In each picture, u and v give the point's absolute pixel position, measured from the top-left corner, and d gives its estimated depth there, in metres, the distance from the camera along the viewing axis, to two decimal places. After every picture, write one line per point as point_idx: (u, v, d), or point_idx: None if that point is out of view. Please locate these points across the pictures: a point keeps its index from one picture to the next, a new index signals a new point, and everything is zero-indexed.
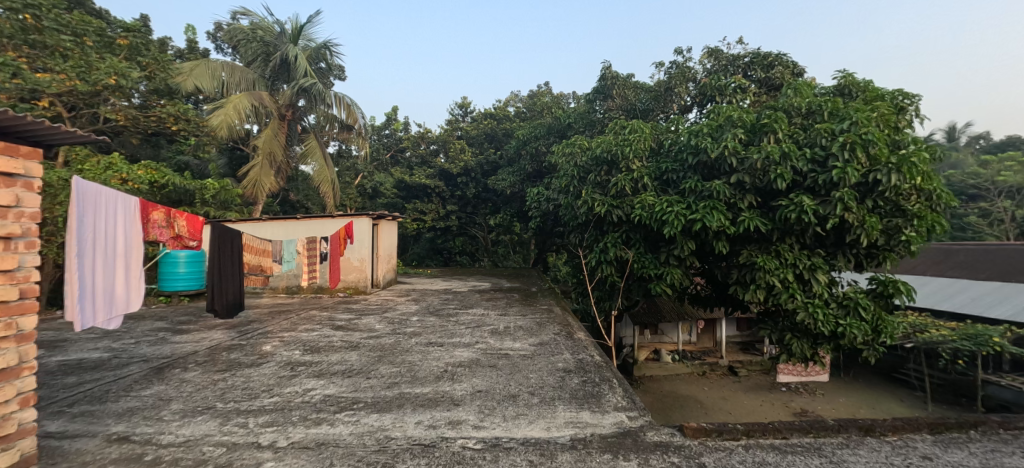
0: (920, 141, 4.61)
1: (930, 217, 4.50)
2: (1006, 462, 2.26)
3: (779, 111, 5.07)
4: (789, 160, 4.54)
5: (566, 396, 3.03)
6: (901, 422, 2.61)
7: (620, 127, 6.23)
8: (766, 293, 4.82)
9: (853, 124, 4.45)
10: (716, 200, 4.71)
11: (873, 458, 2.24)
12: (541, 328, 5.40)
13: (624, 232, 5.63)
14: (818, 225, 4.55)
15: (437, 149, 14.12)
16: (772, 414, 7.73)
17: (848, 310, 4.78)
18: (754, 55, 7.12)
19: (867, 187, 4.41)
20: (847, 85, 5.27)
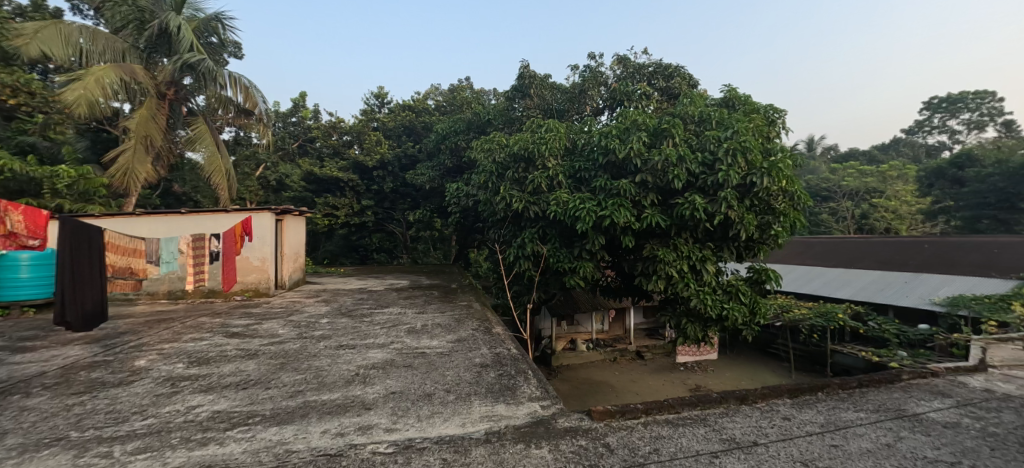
0: (786, 150, 5.37)
1: (793, 215, 5.28)
2: (843, 416, 2.73)
3: (677, 118, 5.59)
4: (684, 162, 5.03)
5: (482, 391, 3.06)
6: (768, 390, 3.03)
7: (538, 126, 6.40)
8: (665, 283, 5.28)
9: (735, 133, 5.05)
10: (623, 197, 5.05)
11: (747, 423, 2.57)
12: (460, 324, 5.38)
13: (541, 228, 5.82)
14: (708, 222, 5.09)
15: (352, 140, 13.36)
16: (672, 392, 8.54)
17: (731, 295, 5.44)
18: (657, 65, 7.76)
19: (746, 188, 5.04)
20: (732, 98, 5.97)
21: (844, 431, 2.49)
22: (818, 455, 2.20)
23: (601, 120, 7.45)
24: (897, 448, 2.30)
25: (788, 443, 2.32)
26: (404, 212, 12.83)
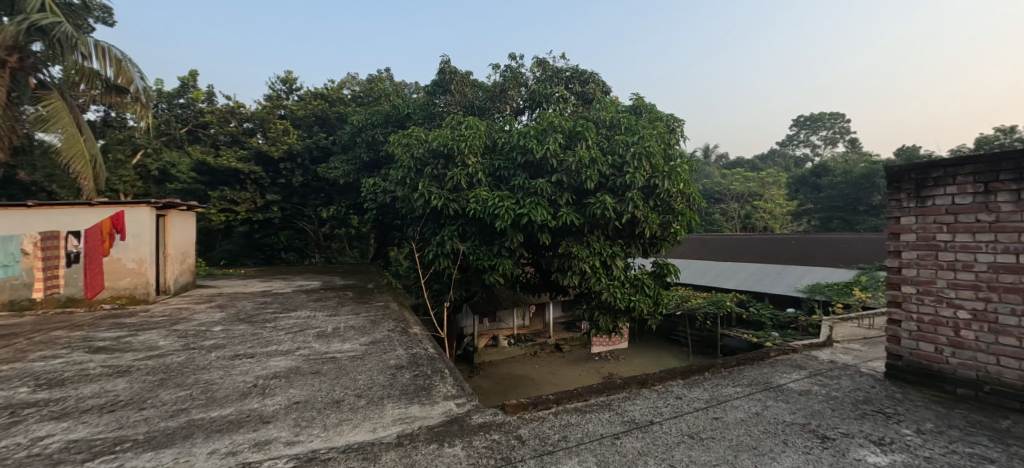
0: (684, 156, 5.93)
1: (689, 214, 5.87)
2: (725, 391, 3.11)
3: (590, 122, 5.89)
4: (596, 164, 5.34)
5: (395, 394, 2.97)
6: (664, 373, 3.34)
7: (457, 123, 6.31)
8: (579, 278, 5.54)
9: (641, 139, 5.47)
10: (540, 196, 5.21)
11: (645, 405, 2.81)
12: (375, 326, 5.17)
13: (460, 226, 5.78)
14: (617, 220, 5.45)
15: (253, 128, 12.12)
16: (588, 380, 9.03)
17: (637, 288, 5.89)
18: (574, 70, 8.11)
19: (650, 190, 5.48)
20: (639, 106, 6.44)
21: (724, 404, 2.85)
22: (702, 427, 2.48)
23: (521, 121, 7.61)
24: (764, 415, 2.68)
25: (678, 419, 2.59)
26: (315, 207, 11.97)
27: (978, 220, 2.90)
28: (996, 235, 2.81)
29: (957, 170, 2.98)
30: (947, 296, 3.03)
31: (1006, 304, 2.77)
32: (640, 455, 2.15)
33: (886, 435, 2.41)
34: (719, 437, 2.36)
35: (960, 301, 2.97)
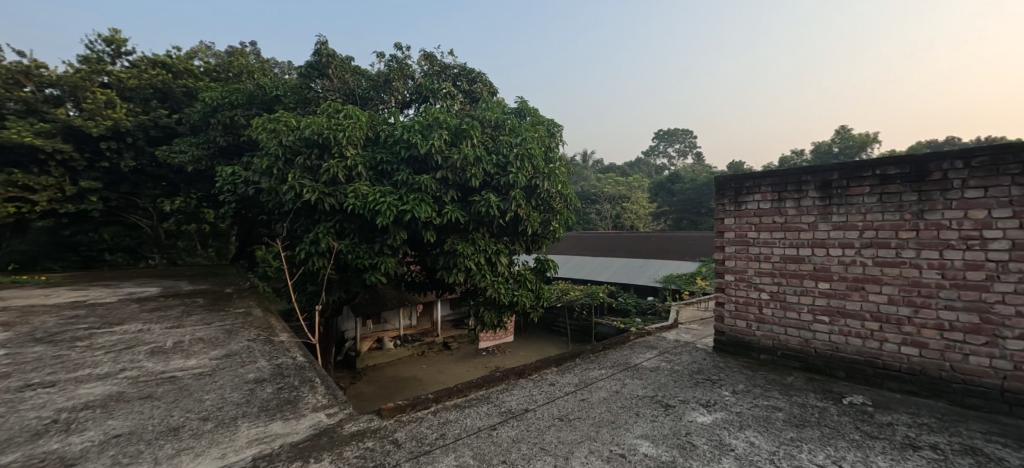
0: (563, 159, 6.34)
1: (566, 213, 6.30)
2: (592, 374, 3.43)
3: (476, 121, 5.92)
4: (480, 163, 5.42)
5: (253, 412, 2.63)
6: (539, 362, 3.55)
7: (334, 110, 5.80)
8: (465, 276, 5.54)
9: (524, 140, 5.70)
10: (424, 193, 5.09)
11: (521, 394, 2.96)
12: (232, 336, 4.52)
13: (337, 222, 5.35)
14: (501, 218, 5.60)
15: (61, 95, 9.50)
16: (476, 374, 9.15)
17: (520, 283, 6.11)
18: (462, 68, 8.04)
19: (531, 190, 5.75)
20: (524, 109, 6.68)
21: (590, 385, 3.14)
22: (571, 409, 2.71)
23: (406, 114, 7.32)
24: (622, 392, 3.03)
25: (550, 404, 2.78)
26: (152, 199, 9.99)
27: (774, 222, 3.67)
28: (785, 233, 3.59)
29: (761, 181, 3.74)
30: (754, 282, 3.79)
31: (791, 286, 3.57)
32: (514, 442, 2.26)
33: (710, 398, 2.92)
34: (584, 416, 2.60)
35: (762, 286, 3.74)
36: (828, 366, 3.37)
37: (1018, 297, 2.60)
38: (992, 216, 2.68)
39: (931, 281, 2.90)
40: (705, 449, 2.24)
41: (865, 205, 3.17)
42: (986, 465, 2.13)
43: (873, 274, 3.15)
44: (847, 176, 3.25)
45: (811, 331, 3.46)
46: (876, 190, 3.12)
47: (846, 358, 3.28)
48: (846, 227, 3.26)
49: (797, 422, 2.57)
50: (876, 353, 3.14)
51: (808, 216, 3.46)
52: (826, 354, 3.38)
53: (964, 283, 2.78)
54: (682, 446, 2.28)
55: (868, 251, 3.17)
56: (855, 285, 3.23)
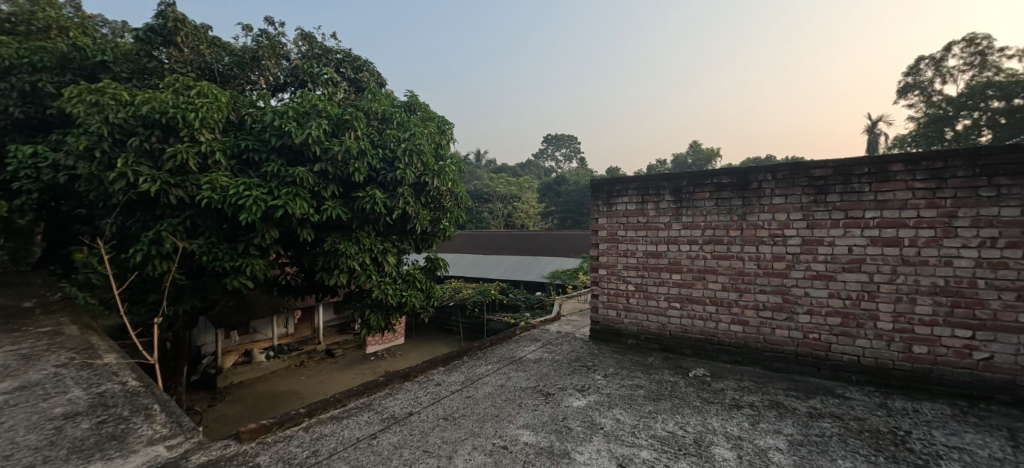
0: (454, 157, 6.26)
1: (457, 212, 6.22)
2: (478, 370, 3.49)
3: (360, 111, 5.47)
4: (365, 157, 5.07)
5: (58, 457, 2.12)
6: (426, 363, 3.50)
7: (184, 86, 4.76)
8: (348, 276, 5.11)
9: (412, 136, 5.48)
10: (299, 187, 4.59)
11: (406, 397, 2.88)
12: (31, 362, 3.57)
13: (187, 218, 4.52)
14: (388, 216, 5.32)
15: None
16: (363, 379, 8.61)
17: (410, 283, 5.82)
18: (346, 54, 7.09)
19: (419, 187, 5.58)
20: (414, 104, 6.35)
21: (476, 382, 3.19)
22: (456, 407, 2.72)
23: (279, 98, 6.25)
24: (507, 385, 3.14)
25: (436, 405, 2.75)
26: None
27: (638, 221, 4.13)
28: (647, 231, 4.07)
29: (628, 185, 4.18)
30: (622, 275, 4.23)
31: (651, 278, 4.06)
32: (396, 449, 2.18)
33: (585, 383, 3.18)
34: (469, 413, 2.63)
35: (628, 279, 4.19)
36: (679, 345, 3.92)
37: (806, 280, 3.33)
38: (790, 217, 3.38)
39: (750, 270, 3.56)
40: (579, 430, 2.44)
41: (706, 208, 3.76)
42: (785, 414, 2.68)
43: (711, 265, 3.74)
44: (693, 183, 3.81)
45: (666, 316, 3.98)
46: (714, 196, 3.71)
47: (692, 337, 3.85)
48: (692, 226, 3.82)
49: (654, 397, 2.94)
50: (713, 331, 3.74)
51: (665, 216, 3.97)
52: (678, 335, 3.92)
53: (772, 270, 3.46)
54: (560, 430, 2.44)
55: (707, 246, 3.75)
56: (698, 276, 3.81)
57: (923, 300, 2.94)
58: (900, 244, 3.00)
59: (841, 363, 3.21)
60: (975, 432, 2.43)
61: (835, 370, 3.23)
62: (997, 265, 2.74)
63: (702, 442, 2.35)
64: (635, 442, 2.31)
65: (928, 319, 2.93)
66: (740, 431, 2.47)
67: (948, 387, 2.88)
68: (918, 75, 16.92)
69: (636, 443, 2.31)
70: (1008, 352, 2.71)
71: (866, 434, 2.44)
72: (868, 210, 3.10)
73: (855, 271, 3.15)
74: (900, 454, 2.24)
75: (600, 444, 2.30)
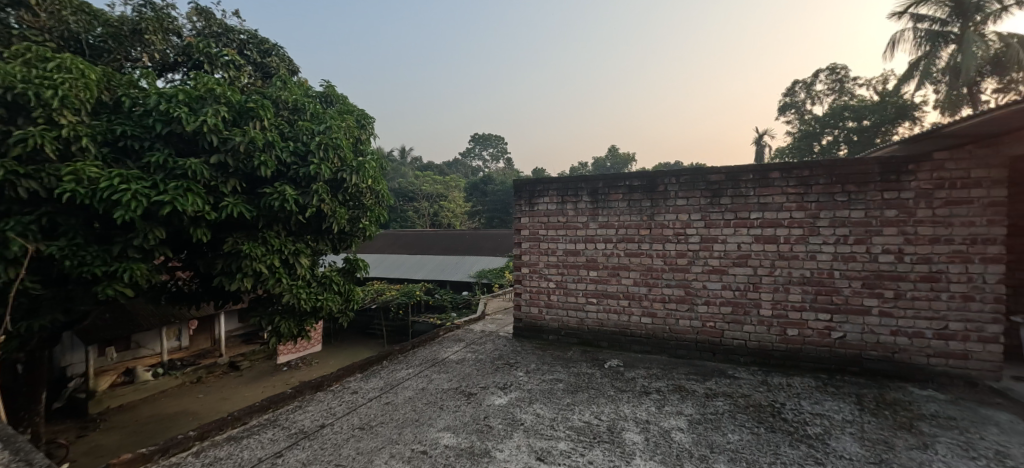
0: (375, 154, 5.89)
1: (378, 210, 5.69)
2: (398, 375, 3.39)
3: (265, 99, 4.74)
4: (273, 149, 4.43)
5: None
6: (342, 371, 3.34)
7: (38, 57, 3.73)
8: (255, 280, 4.44)
9: (328, 128, 4.89)
10: (192, 180, 3.92)
11: (317, 409, 2.72)
12: None
13: (42, 216, 3.64)
14: (300, 214, 4.69)
15: None
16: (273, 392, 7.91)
17: (325, 285, 5.19)
18: (251, 34, 5.97)
19: (336, 184, 4.94)
20: (331, 94, 5.67)
21: (396, 387, 3.09)
22: (373, 415, 2.62)
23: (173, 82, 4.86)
24: (428, 388, 3.07)
25: (351, 414, 2.63)
26: None
27: (558, 221, 4.28)
28: (566, 230, 4.23)
29: (549, 185, 4.30)
30: (543, 273, 4.35)
31: (571, 275, 4.22)
32: None
33: (507, 381, 3.22)
34: (388, 420, 2.54)
35: (550, 276, 4.32)
36: (596, 338, 4.13)
37: (704, 274, 3.68)
38: (691, 217, 3.72)
39: (658, 266, 3.85)
40: (499, 428, 2.46)
41: (617, 209, 4.01)
42: (686, 396, 2.95)
43: (624, 262, 3.99)
44: (608, 185, 4.04)
45: (584, 311, 4.17)
46: (626, 197, 3.96)
47: (608, 330, 4.07)
48: (607, 225, 4.05)
49: (572, 389, 3.06)
50: (626, 324, 3.99)
51: (582, 216, 4.16)
52: (595, 329, 4.13)
53: (676, 266, 3.79)
54: (481, 429, 2.44)
55: (621, 244, 4.00)
56: (613, 272, 4.04)
57: (795, 289, 3.40)
58: (777, 241, 3.44)
59: (732, 347, 3.60)
60: (832, 399, 2.87)
61: (728, 354, 3.62)
62: (849, 258, 3.25)
63: (615, 429, 2.49)
64: (554, 435, 2.39)
65: (798, 305, 3.39)
66: (647, 415, 2.67)
67: (813, 362, 3.36)
68: (794, 96, 19.55)
69: (554, 436, 2.39)
70: (856, 331, 3.24)
71: (751, 408, 2.77)
72: (752, 211, 3.51)
73: (742, 265, 3.55)
74: (777, 423, 2.58)
75: (520, 440, 2.34)
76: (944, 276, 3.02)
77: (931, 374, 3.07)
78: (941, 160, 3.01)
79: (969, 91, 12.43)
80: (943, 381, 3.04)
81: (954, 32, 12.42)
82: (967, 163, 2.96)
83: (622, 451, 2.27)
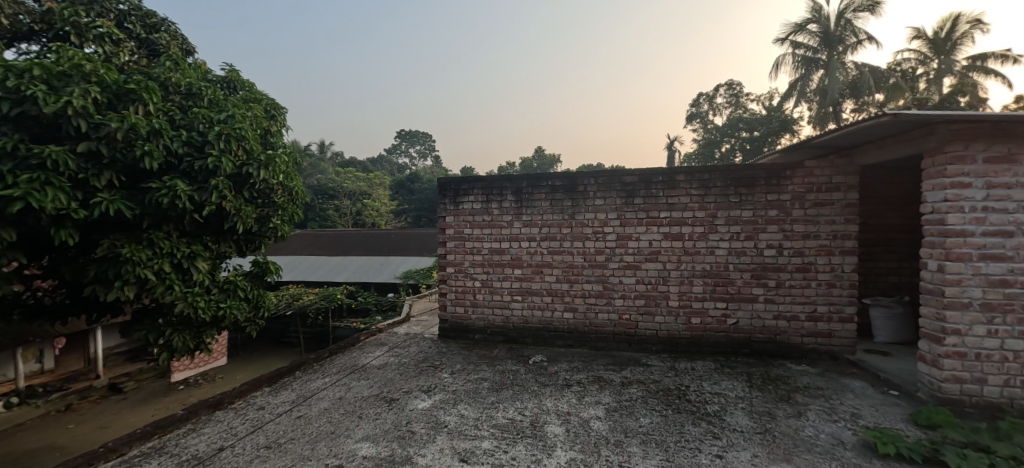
0: (288, 148, 5.43)
1: (291, 209, 5.14)
2: (311, 386, 3.16)
3: (150, 80, 4.06)
4: (161, 138, 3.83)
5: None
6: (246, 385, 3.06)
7: None
8: (139, 289, 3.84)
9: (230, 117, 4.34)
10: (52, 172, 3.27)
11: (215, 431, 2.48)
12: None
13: None
14: (196, 212, 4.12)
15: None
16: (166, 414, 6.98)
17: (229, 292, 4.63)
18: (133, 5, 5.14)
19: (241, 180, 4.42)
20: (233, 80, 5.07)
21: (309, 399, 2.89)
22: (282, 432, 2.44)
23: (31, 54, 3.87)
24: (346, 397, 2.91)
25: (256, 433, 2.44)
26: None
27: (483, 220, 4.28)
28: (491, 229, 4.25)
29: (474, 184, 4.29)
30: (469, 272, 4.33)
31: (496, 274, 4.25)
32: None
33: (431, 384, 3.15)
34: (299, 436, 2.39)
35: (475, 276, 4.31)
36: (522, 335, 4.20)
37: (620, 270, 3.91)
38: (608, 217, 3.93)
39: (579, 262, 4.02)
40: (422, 433, 2.41)
41: (540, 208, 4.11)
42: (605, 386, 3.11)
43: (547, 260, 4.10)
44: (532, 184, 4.13)
45: (509, 309, 4.22)
46: (549, 197, 4.08)
47: (532, 326, 4.17)
48: (531, 224, 4.14)
49: (497, 387, 3.09)
50: (550, 320, 4.11)
51: (507, 215, 4.21)
52: (520, 326, 4.20)
53: (595, 263, 3.98)
54: (402, 436, 2.37)
55: (544, 242, 4.10)
56: (537, 270, 4.14)
57: (697, 282, 3.74)
58: (682, 238, 3.76)
59: (646, 336, 3.87)
60: (727, 379, 3.20)
61: (641, 343, 3.88)
62: (740, 253, 3.65)
63: (537, 423, 2.56)
64: (477, 435, 2.39)
65: (700, 296, 3.74)
66: (568, 407, 2.78)
67: (713, 347, 3.72)
68: (699, 106, 21.53)
69: (478, 436, 2.39)
70: (747, 317, 3.65)
71: (660, 393, 3.00)
72: (662, 211, 3.80)
73: (653, 260, 3.83)
74: (681, 404, 2.82)
75: (443, 443, 2.31)
76: (814, 266, 3.51)
77: (805, 351, 3.55)
78: (811, 167, 3.50)
79: (835, 110, 14.53)
80: (814, 357, 3.54)
81: (822, 59, 14.53)
82: (830, 170, 3.47)
83: (544, 445, 2.33)
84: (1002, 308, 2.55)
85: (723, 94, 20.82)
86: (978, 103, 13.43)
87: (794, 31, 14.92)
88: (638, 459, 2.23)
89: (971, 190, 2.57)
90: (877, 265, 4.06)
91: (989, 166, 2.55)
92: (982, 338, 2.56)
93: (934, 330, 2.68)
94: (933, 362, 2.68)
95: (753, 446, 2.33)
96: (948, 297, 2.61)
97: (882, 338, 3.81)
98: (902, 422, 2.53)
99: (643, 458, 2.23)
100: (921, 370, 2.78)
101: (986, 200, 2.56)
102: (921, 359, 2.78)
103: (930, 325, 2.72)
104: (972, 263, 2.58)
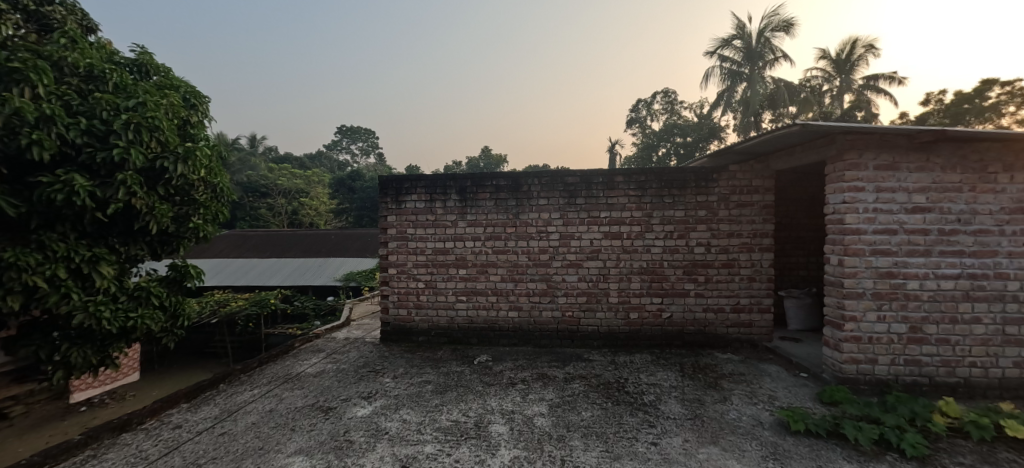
0: (211, 141, 4.97)
1: (215, 207, 4.67)
2: (237, 400, 2.91)
3: (38, 58, 3.53)
4: (53, 125, 3.35)
5: None
6: (161, 402, 2.77)
7: None
8: (26, 298, 3.32)
9: (141, 105, 3.89)
10: None
11: (121, 456, 2.24)
12: None
13: None
14: (99, 210, 3.65)
15: None
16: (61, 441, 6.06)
17: (140, 300, 4.14)
18: None
19: (154, 174, 3.97)
20: (144, 63, 4.55)
21: (235, 413, 2.68)
22: (203, 451, 2.26)
23: None
24: (277, 409, 2.73)
25: (172, 455, 2.24)
26: None
27: (427, 219, 4.20)
28: (435, 229, 4.18)
29: (417, 183, 4.19)
30: (412, 273, 4.22)
31: (440, 274, 4.18)
32: None
33: (371, 390, 3.03)
34: (222, 455, 2.22)
35: (418, 276, 4.22)
36: (466, 336, 4.17)
37: (563, 268, 4.00)
38: (551, 216, 4.01)
39: (523, 261, 4.06)
40: (361, 441, 2.31)
41: (486, 208, 4.10)
42: (548, 383, 3.17)
43: (492, 259, 4.10)
44: (475, 184, 4.11)
45: (454, 309, 4.17)
46: (493, 196, 4.08)
47: (477, 326, 4.15)
48: (476, 223, 4.12)
49: (441, 389, 3.04)
50: (494, 319, 4.12)
51: (451, 214, 4.16)
52: (465, 326, 4.17)
53: (539, 262, 4.04)
54: (339, 446, 2.27)
55: (488, 242, 4.10)
56: (481, 270, 4.12)
57: (634, 279, 3.92)
58: (621, 237, 3.92)
59: (587, 332, 3.99)
60: (662, 370, 3.38)
61: (583, 339, 4.00)
62: (673, 250, 3.87)
63: (481, 423, 2.55)
64: (420, 439, 2.34)
65: (637, 292, 3.92)
66: (513, 406, 2.79)
67: (649, 340, 3.92)
68: (638, 112, 22.62)
69: (420, 440, 2.34)
70: (679, 311, 3.88)
71: (601, 386, 3.10)
72: (602, 211, 3.93)
73: (594, 258, 3.96)
74: (620, 396, 2.94)
75: (384, 450, 2.24)
76: (737, 262, 3.80)
77: (729, 341, 3.84)
78: (734, 171, 3.79)
79: (756, 120, 15.82)
80: (737, 345, 3.84)
81: (745, 73, 15.77)
82: (750, 174, 3.77)
83: (488, 445, 2.33)
84: (889, 296, 2.91)
85: (659, 101, 22.00)
86: (871, 118, 15.27)
87: (721, 45, 16.08)
88: (580, 452, 2.29)
89: (864, 194, 2.92)
90: (790, 260, 4.47)
91: (878, 172, 2.90)
92: (873, 323, 2.91)
93: (836, 318, 3.01)
94: (836, 345, 3.00)
95: (685, 432, 2.49)
96: (846, 288, 2.93)
97: (794, 327, 4.22)
98: (810, 401, 2.82)
99: (584, 451, 2.30)
100: (826, 354, 3.10)
101: (876, 202, 2.91)
102: (825, 343, 3.10)
103: (833, 313, 3.04)
104: (865, 257, 2.92)
